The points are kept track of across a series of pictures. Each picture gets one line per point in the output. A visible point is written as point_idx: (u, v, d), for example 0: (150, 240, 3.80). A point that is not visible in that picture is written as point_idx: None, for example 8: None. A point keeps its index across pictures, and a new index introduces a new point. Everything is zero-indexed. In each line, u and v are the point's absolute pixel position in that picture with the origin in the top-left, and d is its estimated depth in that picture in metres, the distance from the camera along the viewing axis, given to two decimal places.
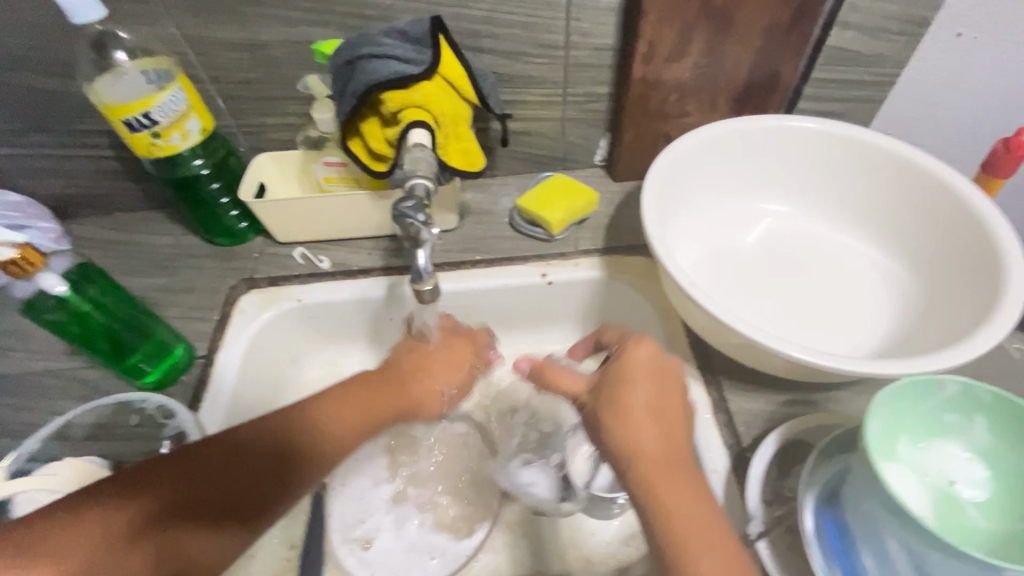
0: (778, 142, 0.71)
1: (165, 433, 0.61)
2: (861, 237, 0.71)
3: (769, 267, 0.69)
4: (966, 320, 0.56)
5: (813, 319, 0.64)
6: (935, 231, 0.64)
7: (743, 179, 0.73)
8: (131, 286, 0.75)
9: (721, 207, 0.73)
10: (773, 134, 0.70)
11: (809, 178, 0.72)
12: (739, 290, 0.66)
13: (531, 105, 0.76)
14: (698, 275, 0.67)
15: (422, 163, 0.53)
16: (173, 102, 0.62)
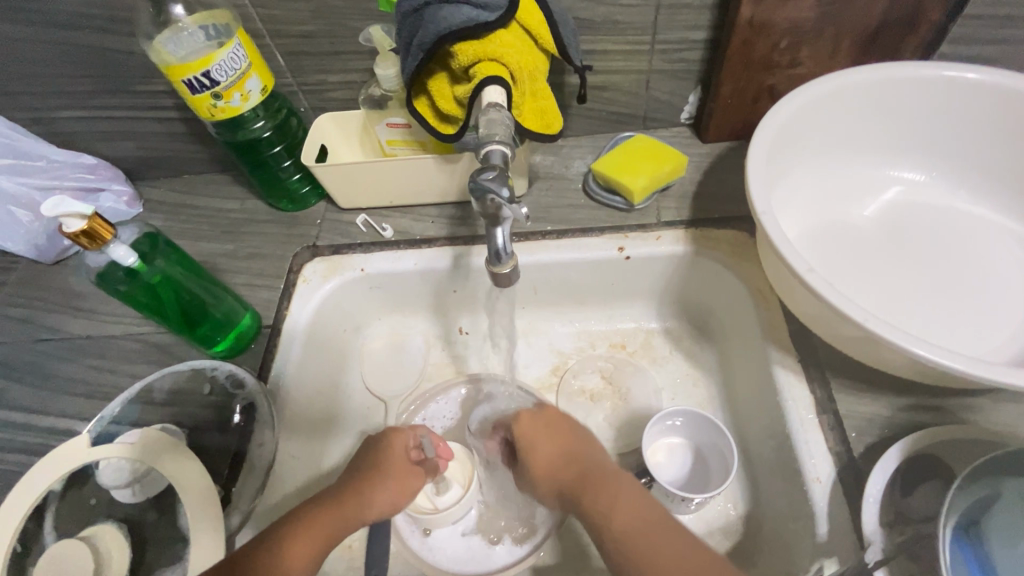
0: (918, 96, 0.59)
1: (235, 403, 0.60)
2: (1011, 213, 0.59)
3: (892, 246, 0.59)
4: None
5: (943, 307, 0.55)
6: None
7: (865, 139, 0.62)
8: (200, 252, 0.75)
9: (836, 174, 0.63)
10: (912, 85, 0.58)
11: (947, 138, 0.61)
12: (854, 272, 0.57)
13: (613, 55, 0.67)
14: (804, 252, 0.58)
15: (498, 126, 0.47)
16: (233, 60, 0.58)
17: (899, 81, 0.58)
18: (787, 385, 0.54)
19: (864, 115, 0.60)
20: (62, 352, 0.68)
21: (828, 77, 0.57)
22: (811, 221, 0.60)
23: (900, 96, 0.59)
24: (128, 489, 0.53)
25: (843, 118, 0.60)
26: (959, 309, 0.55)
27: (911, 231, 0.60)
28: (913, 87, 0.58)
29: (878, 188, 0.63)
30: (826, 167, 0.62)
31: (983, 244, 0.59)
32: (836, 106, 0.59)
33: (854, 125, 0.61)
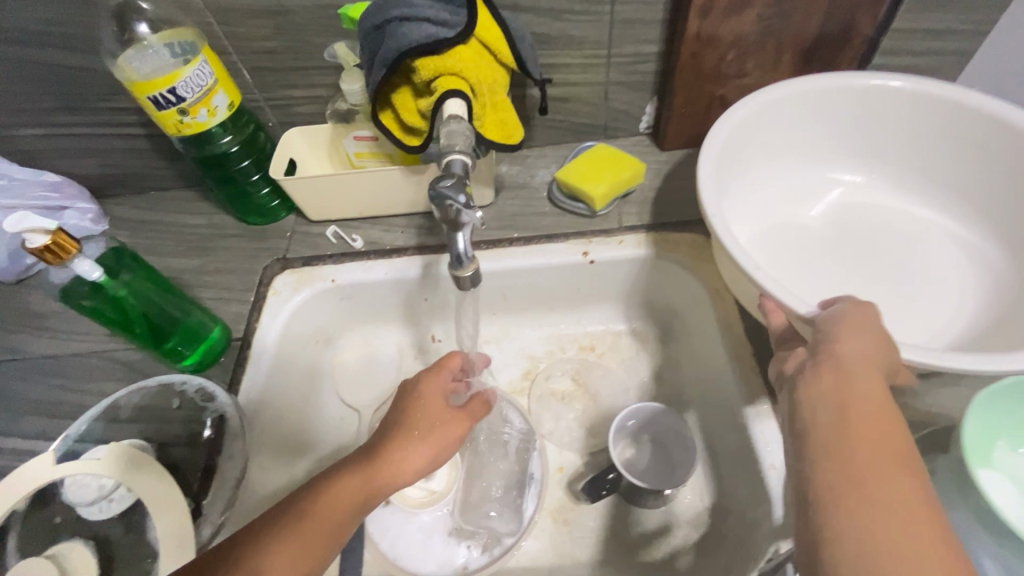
0: (856, 104, 0.63)
1: (205, 416, 0.60)
2: (941, 207, 0.64)
3: (836, 243, 0.63)
4: None
5: (881, 297, 0.59)
6: None
7: (808, 145, 0.66)
8: (168, 267, 0.75)
9: (785, 178, 0.66)
10: (849, 94, 0.62)
11: (887, 142, 0.65)
12: (799, 269, 0.61)
13: (572, 69, 0.70)
14: (753, 252, 0.61)
15: (459, 137, 0.49)
16: (199, 76, 0.59)
17: (836, 92, 0.62)
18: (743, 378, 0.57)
19: (808, 121, 0.64)
20: (24, 373, 0.67)
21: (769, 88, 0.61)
22: (761, 224, 0.63)
23: (839, 103, 0.63)
24: (96, 505, 0.53)
25: (786, 128, 0.64)
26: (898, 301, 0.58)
27: (855, 231, 0.64)
28: (849, 96, 0.62)
29: (825, 190, 0.67)
30: (773, 173, 0.66)
31: (920, 242, 0.63)
32: (779, 114, 0.63)
33: (800, 133, 0.65)
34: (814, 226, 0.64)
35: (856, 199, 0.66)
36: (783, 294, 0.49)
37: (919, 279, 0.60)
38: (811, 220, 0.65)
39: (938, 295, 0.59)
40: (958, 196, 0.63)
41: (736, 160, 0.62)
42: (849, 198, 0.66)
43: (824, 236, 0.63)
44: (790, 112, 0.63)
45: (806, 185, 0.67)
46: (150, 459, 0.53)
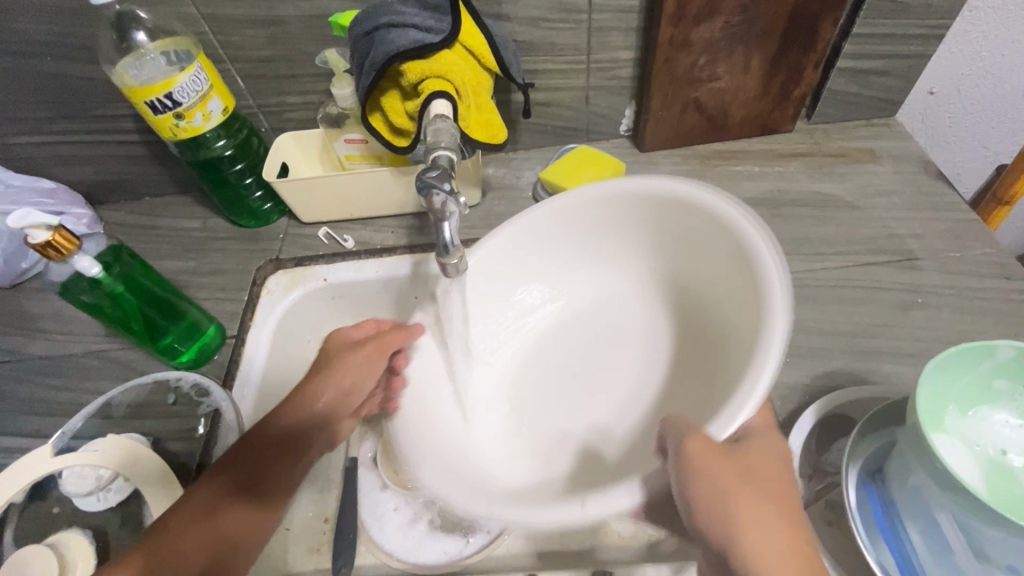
0: (534, 240, 0.57)
1: (200, 411, 0.62)
2: (630, 259, 0.60)
3: (548, 380, 0.59)
4: (713, 398, 0.49)
5: (563, 405, 0.57)
6: (689, 245, 0.54)
7: (533, 263, 0.59)
8: (163, 270, 0.76)
9: (494, 310, 0.59)
10: (501, 249, 0.56)
11: (588, 243, 0.59)
12: (563, 401, 0.57)
13: (553, 74, 0.73)
14: (479, 462, 0.52)
15: (445, 134, 0.52)
16: (195, 82, 0.61)
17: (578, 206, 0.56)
18: None
19: (565, 244, 0.59)
20: (20, 373, 0.68)
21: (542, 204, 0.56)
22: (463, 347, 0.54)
23: (580, 202, 0.56)
24: (93, 496, 0.54)
25: (540, 249, 0.58)
26: (559, 411, 0.57)
27: (565, 365, 0.59)
28: (569, 210, 0.56)
29: (526, 307, 0.61)
30: (499, 279, 0.57)
31: (620, 339, 0.59)
32: (539, 232, 0.57)
33: (546, 259, 0.59)
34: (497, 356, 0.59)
35: (548, 330, 0.61)
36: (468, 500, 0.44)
37: (632, 395, 0.56)
38: (547, 359, 0.60)
39: (607, 396, 0.56)
40: (615, 248, 0.60)
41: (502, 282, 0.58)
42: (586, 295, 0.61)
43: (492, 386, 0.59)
44: (555, 235, 0.58)
45: (547, 285, 0.61)
46: (145, 452, 0.55)
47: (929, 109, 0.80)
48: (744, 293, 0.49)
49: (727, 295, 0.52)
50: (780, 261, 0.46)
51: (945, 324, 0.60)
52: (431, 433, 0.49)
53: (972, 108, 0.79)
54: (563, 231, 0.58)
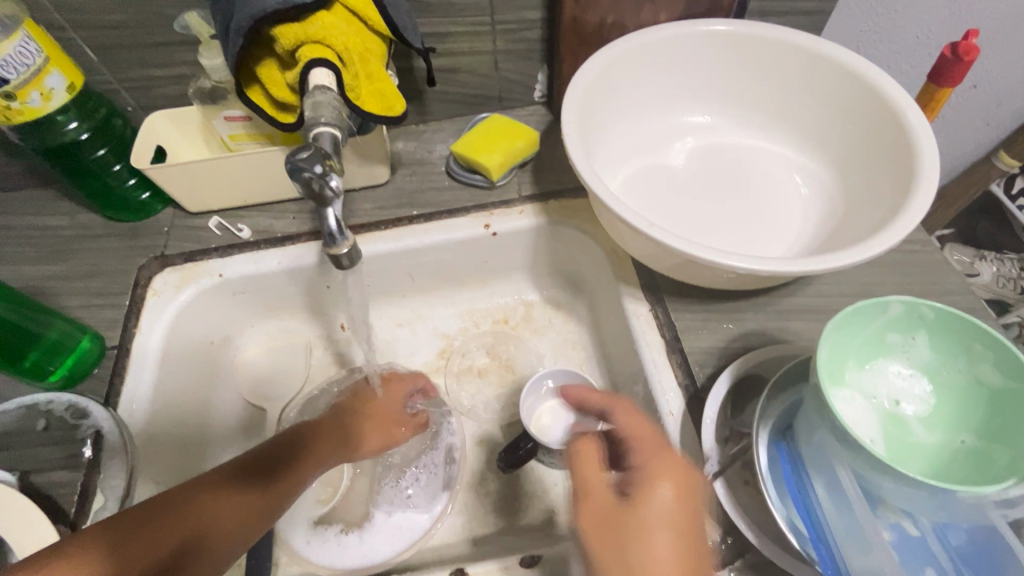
0: (682, 54, 0.65)
1: (80, 434, 0.55)
2: (792, 149, 0.67)
3: (704, 144, 0.68)
4: (833, 151, 0.64)
5: (760, 160, 0.67)
6: (810, 125, 0.66)
7: (736, 132, 0.69)
8: (20, 276, 0.67)
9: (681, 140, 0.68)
10: (664, 49, 0.64)
11: (719, 94, 0.68)
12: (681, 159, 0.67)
13: (457, 37, 0.68)
14: (807, 186, 0.65)
15: (326, 108, 0.46)
16: (24, 54, 0.52)
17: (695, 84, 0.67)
18: (641, 333, 0.60)
19: (619, 123, 0.65)
20: None
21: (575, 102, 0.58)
22: (675, 194, 0.64)
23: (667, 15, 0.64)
24: None
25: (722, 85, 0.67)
26: (774, 172, 0.67)
27: (690, 163, 0.67)
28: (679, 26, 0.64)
29: (683, 133, 0.69)
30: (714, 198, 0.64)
31: (773, 158, 0.67)
32: (780, 110, 0.67)
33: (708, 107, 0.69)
34: (812, 229, 0.62)
35: (767, 149, 0.68)
36: (784, 178, 0.66)
37: (831, 155, 0.65)
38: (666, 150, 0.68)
39: (754, 161, 0.67)
40: (749, 119, 0.68)
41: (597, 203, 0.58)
42: (711, 173, 0.66)
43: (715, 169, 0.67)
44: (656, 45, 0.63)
45: (729, 142, 0.69)
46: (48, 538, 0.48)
47: (844, 32, 0.79)
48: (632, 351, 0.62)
49: (786, 129, 0.67)
50: (658, 333, 0.59)
51: (851, 279, 0.62)
52: (644, 155, 0.67)
53: (892, 35, 0.80)
54: (752, 107, 0.68)
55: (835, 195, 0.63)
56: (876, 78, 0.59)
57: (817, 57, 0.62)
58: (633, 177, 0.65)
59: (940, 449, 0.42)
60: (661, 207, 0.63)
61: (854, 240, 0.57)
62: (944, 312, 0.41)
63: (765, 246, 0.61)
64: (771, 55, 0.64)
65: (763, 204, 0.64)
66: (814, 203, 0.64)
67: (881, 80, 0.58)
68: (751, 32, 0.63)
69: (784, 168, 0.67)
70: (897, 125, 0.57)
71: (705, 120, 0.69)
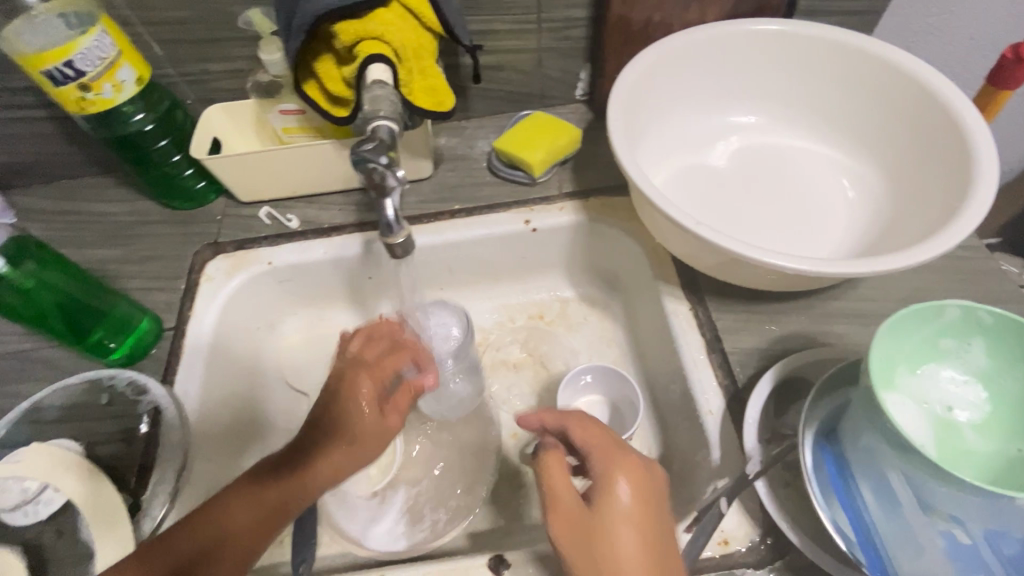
0: (730, 53, 0.65)
1: (140, 409, 0.59)
2: (840, 150, 0.66)
3: (749, 144, 0.68)
4: (884, 152, 0.63)
5: (806, 161, 0.66)
6: (860, 126, 0.65)
7: (782, 133, 0.68)
8: (84, 258, 0.70)
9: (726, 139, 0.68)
10: (712, 47, 0.64)
11: (765, 94, 0.67)
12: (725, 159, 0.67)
13: (503, 35, 0.69)
14: (855, 188, 0.64)
15: (384, 102, 0.48)
16: (99, 47, 0.55)
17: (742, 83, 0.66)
18: (681, 331, 0.60)
19: (663, 123, 0.65)
20: None
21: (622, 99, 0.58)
22: (719, 194, 0.64)
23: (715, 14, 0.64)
24: (20, 511, 0.51)
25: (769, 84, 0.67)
26: (821, 174, 0.66)
27: (734, 162, 0.67)
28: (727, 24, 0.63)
29: (728, 133, 0.68)
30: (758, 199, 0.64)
31: (820, 160, 0.67)
32: (828, 111, 0.66)
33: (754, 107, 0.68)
34: (859, 232, 0.61)
35: (814, 150, 0.67)
36: (830, 180, 0.65)
37: (881, 157, 0.64)
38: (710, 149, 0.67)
39: (800, 161, 0.67)
40: (795, 119, 0.68)
41: (639, 197, 0.59)
42: (755, 173, 0.66)
43: (760, 169, 0.66)
44: (703, 43, 0.63)
45: (775, 142, 0.68)
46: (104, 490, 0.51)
47: (896, 32, 0.78)
48: (670, 349, 0.62)
49: (834, 131, 0.66)
50: (699, 332, 0.59)
51: (897, 284, 0.61)
52: (688, 154, 0.67)
53: (946, 35, 0.78)
54: (799, 108, 0.67)
55: (884, 197, 0.62)
56: (932, 81, 0.57)
57: (870, 59, 0.61)
58: (676, 176, 0.65)
59: (995, 458, 0.41)
60: (704, 206, 0.63)
61: (904, 244, 0.55)
62: (1004, 318, 0.40)
63: (811, 248, 0.60)
64: (821, 55, 0.63)
65: (808, 206, 0.63)
66: (860, 207, 0.63)
67: (936, 81, 0.57)
68: (801, 31, 0.62)
69: (831, 169, 0.66)
70: (953, 129, 0.56)
71: (751, 120, 0.69)
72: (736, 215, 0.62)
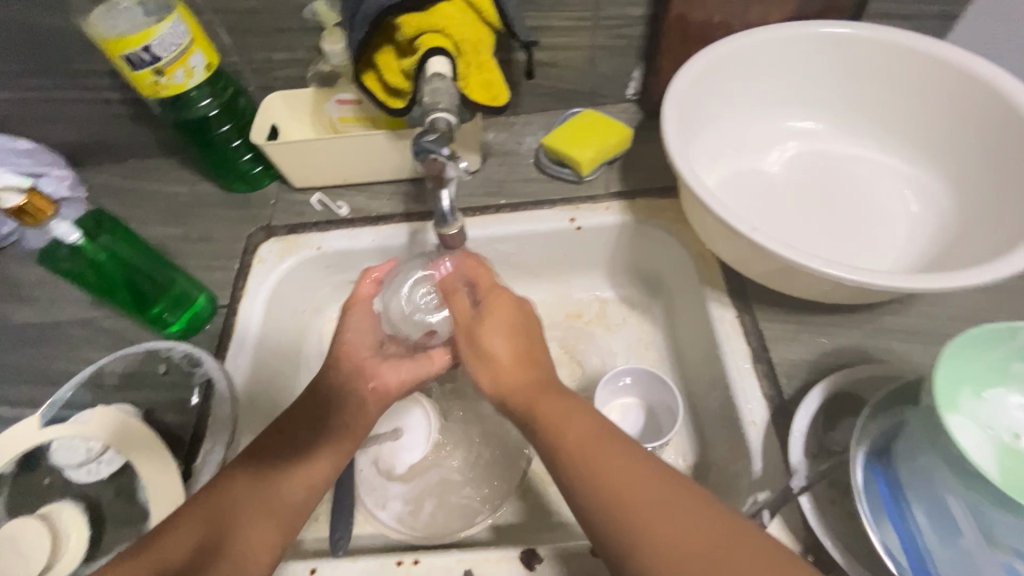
0: (792, 56, 0.63)
1: (194, 381, 0.62)
2: (904, 161, 0.64)
3: (806, 151, 0.66)
4: (952, 165, 0.60)
5: (867, 171, 0.64)
6: (928, 136, 0.62)
7: (843, 141, 0.66)
8: (148, 235, 0.74)
9: (782, 145, 0.66)
10: (774, 49, 0.62)
11: (827, 100, 0.65)
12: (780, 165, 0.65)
13: (558, 32, 0.69)
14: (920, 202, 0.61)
15: (443, 95, 0.49)
16: (175, 35, 0.57)
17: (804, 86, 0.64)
18: (727, 338, 0.59)
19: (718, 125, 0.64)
20: (6, 342, 0.67)
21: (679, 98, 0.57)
22: (772, 201, 0.62)
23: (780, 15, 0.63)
24: (84, 468, 0.54)
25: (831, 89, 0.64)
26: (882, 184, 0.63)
27: (790, 169, 0.65)
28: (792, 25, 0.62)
29: (785, 138, 0.66)
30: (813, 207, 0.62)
31: (882, 170, 0.64)
32: (894, 119, 0.63)
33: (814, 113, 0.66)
34: (921, 246, 0.58)
35: (876, 159, 0.65)
36: (892, 191, 0.63)
37: (949, 169, 0.61)
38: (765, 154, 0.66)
39: (859, 170, 0.64)
40: (857, 126, 0.65)
41: (690, 199, 0.58)
42: (811, 180, 0.64)
43: (817, 177, 0.64)
44: (766, 45, 0.62)
45: (834, 150, 0.66)
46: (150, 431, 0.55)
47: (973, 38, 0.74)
48: (713, 355, 0.61)
49: (899, 140, 0.64)
50: (745, 340, 0.58)
51: (959, 303, 0.59)
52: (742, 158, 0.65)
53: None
54: (862, 115, 0.65)
55: (951, 212, 0.59)
56: (1013, 91, 0.54)
57: (944, 66, 0.58)
58: (729, 180, 0.63)
59: None
60: (757, 212, 0.62)
61: (971, 261, 0.53)
62: None
63: (868, 260, 0.58)
64: (891, 61, 0.61)
65: (867, 217, 0.61)
66: (925, 220, 0.60)
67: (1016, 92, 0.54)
68: (872, 35, 0.60)
69: (893, 180, 0.63)
70: None
71: (810, 126, 0.67)
72: (789, 223, 0.61)
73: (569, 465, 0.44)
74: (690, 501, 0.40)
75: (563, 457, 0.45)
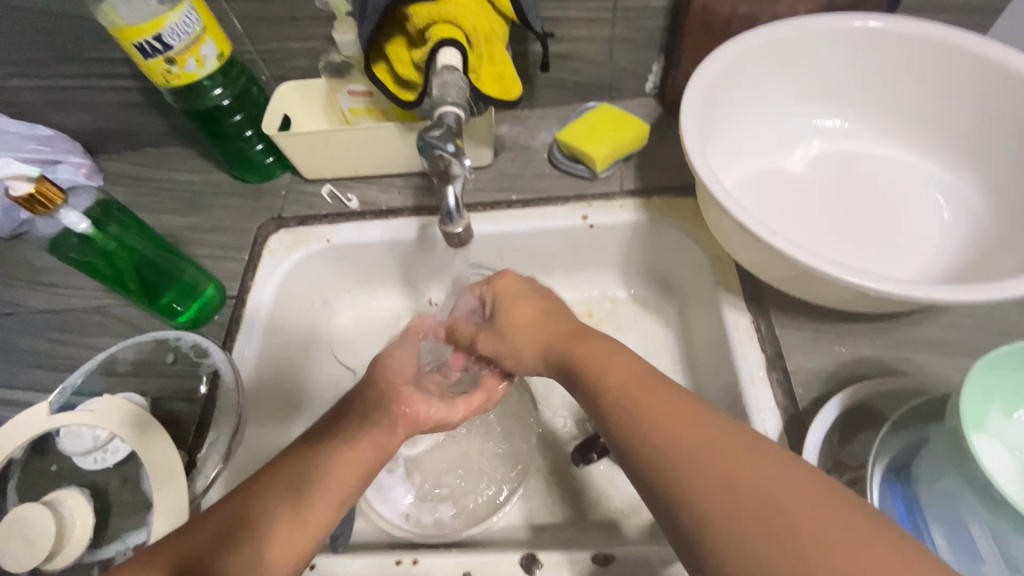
0: (821, 52, 0.60)
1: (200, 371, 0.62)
2: (937, 163, 0.61)
3: (832, 150, 0.63)
4: (988, 169, 0.57)
5: (895, 173, 0.61)
6: (963, 137, 0.59)
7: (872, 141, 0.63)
8: (161, 224, 0.74)
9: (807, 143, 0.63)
10: (801, 44, 0.59)
11: (856, 97, 0.62)
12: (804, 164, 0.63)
13: (576, 23, 0.67)
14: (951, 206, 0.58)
15: (452, 88, 0.48)
16: (186, 23, 0.57)
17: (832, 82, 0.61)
18: (741, 344, 0.57)
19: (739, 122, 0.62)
20: (22, 327, 0.68)
21: (698, 93, 0.55)
22: (793, 202, 0.60)
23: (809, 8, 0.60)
24: (91, 456, 0.54)
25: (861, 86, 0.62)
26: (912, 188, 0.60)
27: (814, 168, 0.62)
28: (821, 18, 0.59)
29: (810, 137, 0.64)
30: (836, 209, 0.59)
31: (912, 171, 0.61)
32: (927, 119, 0.60)
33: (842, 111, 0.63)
34: (951, 253, 0.56)
35: (906, 160, 0.62)
36: (921, 196, 0.60)
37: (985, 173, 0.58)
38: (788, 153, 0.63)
39: (887, 172, 0.61)
40: (886, 126, 0.62)
41: (707, 198, 0.56)
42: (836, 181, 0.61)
43: (842, 179, 0.61)
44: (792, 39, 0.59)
45: (862, 150, 0.63)
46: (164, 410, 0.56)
47: None
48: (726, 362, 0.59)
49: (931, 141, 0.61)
50: (760, 347, 0.56)
51: (989, 314, 0.56)
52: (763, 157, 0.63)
53: None
54: (893, 114, 0.62)
55: (985, 218, 0.56)
56: None
57: (984, 64, 0.55)
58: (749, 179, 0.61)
59: None
60: (778, 214, 0.59)
61: (1004, 271, 0.50)
62: None
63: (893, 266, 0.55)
64: (926, 58, 0.57)
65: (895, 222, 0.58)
66: (955, 227, 0.57)
67: None
68: (908, 30, 0.57)
69: (923, 183, 0.60)
70: None
71: (837, 124, 0.64)
72: (810, 225, 0.58)
73: (621, 398, 0.42)
74: (755, 453, 0.36)
75: (609, 399, 0.43)
